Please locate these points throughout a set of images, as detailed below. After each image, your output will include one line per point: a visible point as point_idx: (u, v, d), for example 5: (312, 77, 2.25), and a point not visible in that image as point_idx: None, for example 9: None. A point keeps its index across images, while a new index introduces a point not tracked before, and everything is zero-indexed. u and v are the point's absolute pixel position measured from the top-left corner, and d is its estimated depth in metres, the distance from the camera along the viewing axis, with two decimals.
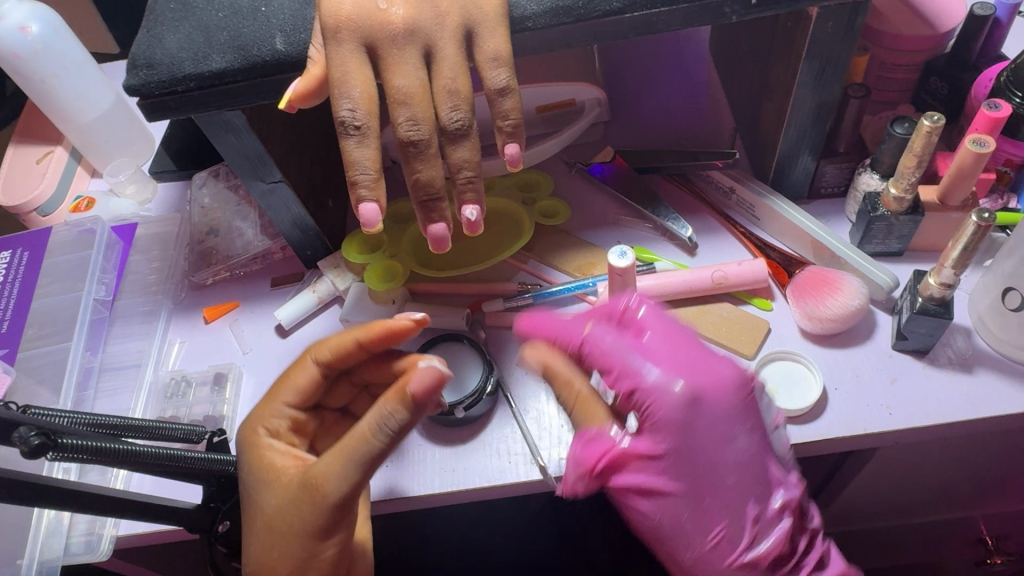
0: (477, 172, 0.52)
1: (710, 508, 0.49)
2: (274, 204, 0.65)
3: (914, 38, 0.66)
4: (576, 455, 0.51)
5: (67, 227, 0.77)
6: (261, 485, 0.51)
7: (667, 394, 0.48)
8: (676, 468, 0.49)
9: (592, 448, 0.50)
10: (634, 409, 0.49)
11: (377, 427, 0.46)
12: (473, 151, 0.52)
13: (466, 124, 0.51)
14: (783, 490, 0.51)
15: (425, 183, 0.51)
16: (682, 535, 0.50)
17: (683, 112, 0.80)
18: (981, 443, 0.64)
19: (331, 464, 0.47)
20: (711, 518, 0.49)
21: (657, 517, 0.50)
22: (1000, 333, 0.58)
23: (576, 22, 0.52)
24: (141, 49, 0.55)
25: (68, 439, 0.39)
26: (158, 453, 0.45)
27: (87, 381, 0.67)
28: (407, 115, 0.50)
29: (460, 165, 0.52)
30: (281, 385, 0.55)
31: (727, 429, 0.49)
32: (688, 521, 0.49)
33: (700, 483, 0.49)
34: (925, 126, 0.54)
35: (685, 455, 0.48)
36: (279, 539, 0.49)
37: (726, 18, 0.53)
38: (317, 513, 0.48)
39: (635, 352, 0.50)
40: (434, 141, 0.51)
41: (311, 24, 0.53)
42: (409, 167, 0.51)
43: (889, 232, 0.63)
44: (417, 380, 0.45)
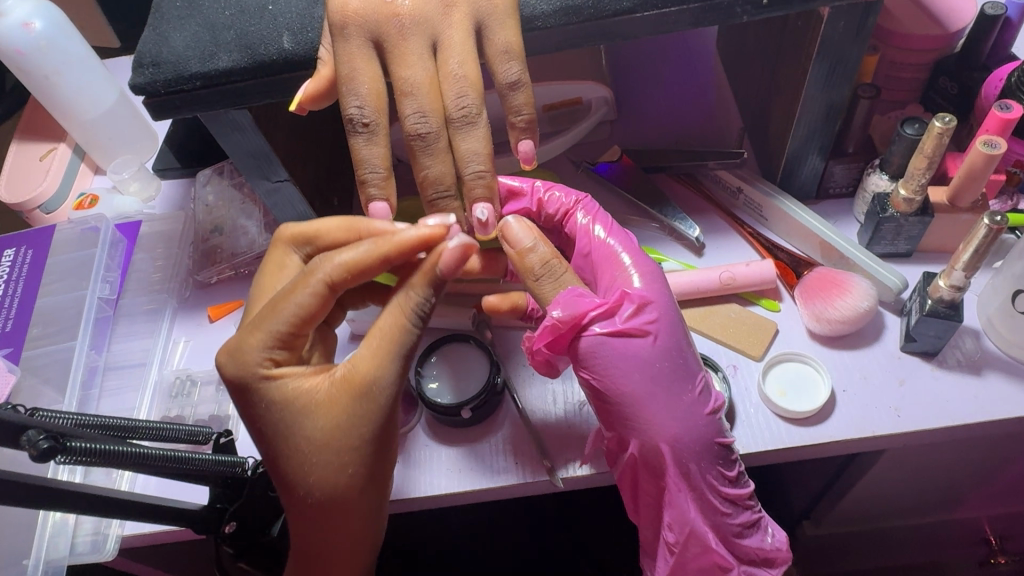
0: (487, 166, 0.50)
1: (688, 375, 0.48)
2: (279, 203, 0.65)
3: (924, 37, 0.66)
4: (566, 301, 0.48)
5: (71, 225, 0.76)
6: (299, 411, 0.48)
7: (633, 266, 0.51)
8: (658, 288, 0.50)
9: (577, 302, 0.48)
10: (610, 275, 0.52)
11: (414, 310, 0.49)
12: (484, 142, 0.50)
13: (472, 111, 0.49)
14: None
15: (433, 179, 0.50)
16: (672, 379, 0.47)
17: (690, 111, 0.79)
18: (988, 445, 0.64)
19: (375, 364, 0.48)
20: (690, 378, 0.48)
21: (639, 360, 0.47)
22: (1010, 336, 0.58)
23: (586, 22, 0.51)
24: (147, 47, 0.54)
25: (77, 442, 0.39)
26: (166, 456, 0.45)
27: (91, 380, 0.67)
28: (415, 107, 0.49)
29: (471, 159, 0.49)
30: (277, 309, 0.47)
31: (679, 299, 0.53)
32: (669, 373, 0.47)
33: (679, 342, 0.49)
34: (936, 127, 0.54)
35: (661, 291, 0.50)
36: (343, 459, 0.48)
37: (738, 19, 0.52)
38: (377, 415, 0.48)
39: (616, 228, 0.54)
40: (444, 135, 0.50)
41: (318, 23, 0.53)
42: (416, 162, 0.50)
43: (898, 233, 0.63)
44: (448, 258, 0.47)
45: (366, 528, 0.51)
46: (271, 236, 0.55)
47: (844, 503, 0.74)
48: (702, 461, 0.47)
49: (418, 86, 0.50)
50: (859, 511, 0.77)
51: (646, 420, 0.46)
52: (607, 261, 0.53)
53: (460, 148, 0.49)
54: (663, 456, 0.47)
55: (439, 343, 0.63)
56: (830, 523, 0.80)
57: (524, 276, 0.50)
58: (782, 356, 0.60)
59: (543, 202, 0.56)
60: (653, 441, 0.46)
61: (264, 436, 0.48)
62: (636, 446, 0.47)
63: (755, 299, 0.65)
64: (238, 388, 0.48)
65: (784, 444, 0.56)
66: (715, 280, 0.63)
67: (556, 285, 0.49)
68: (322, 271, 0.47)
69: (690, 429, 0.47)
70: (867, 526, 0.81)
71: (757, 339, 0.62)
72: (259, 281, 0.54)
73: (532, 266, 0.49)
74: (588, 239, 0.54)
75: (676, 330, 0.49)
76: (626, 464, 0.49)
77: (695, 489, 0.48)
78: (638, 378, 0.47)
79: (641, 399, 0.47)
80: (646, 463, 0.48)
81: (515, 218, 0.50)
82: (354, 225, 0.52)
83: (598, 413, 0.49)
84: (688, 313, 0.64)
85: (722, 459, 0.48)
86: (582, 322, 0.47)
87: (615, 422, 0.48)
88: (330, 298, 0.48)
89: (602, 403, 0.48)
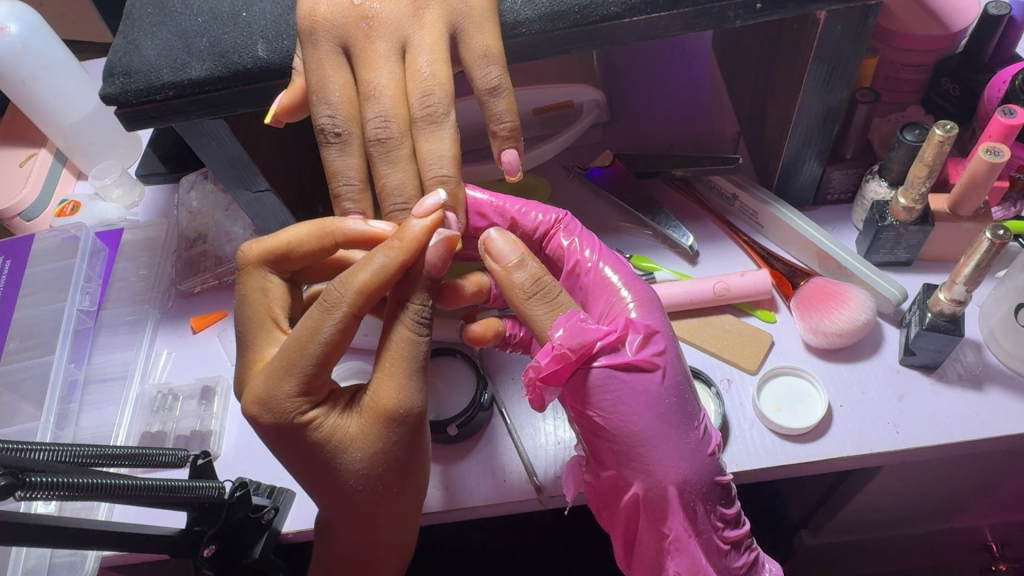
0: (451, 170, 0.47)
1: (692, 412, 0.47)
2: (261, 212, 0.63)
3: (924, 38, 0.64)
4: (573, 326, 0.45)
5: (51, 233, 0.75)
6: (338, 447, 0.45)
7: (630, 295, 0.50)
8: (660, 319, 0.49)
9: (584, 328, 0.45)
10: (606, 301, 0.50)
11: (415, 318, 0.45)
12: (449, 144, 0.47)
13: (438, 110, 0.47)
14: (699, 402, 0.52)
15: (393, 187, 0.48)
16: (679, 416, 0.46)
17: (684, 114, 0.78)
18: (990, 458, 0.62)
19: (403, 389, 0.45)
20: (694, 415, 0.47)
21: (647, 396, 0.45)
22: (1013, 349, 0.56)
23: (572, 28, 0.49)
24: (118, 56, 0.52)
25: (36, 476, 0.38)
26: (135, 485, 0.43)
27: (71, 394, 0.66)
28: (377, 111, 0.47)
29: (433, 161, 0.47)
30: (299, 351, 0.44)
31: None
32: (676, 410, 0.46)
33: (684, 378, 0.47)
34: (936, 135, 0.52)
35: (663, 321, 0.49)
36: (384, 483, 0.46)
37: (730, 23, 0.50)
38: (410, 437, 0.46)
39: (605, 251, 0.52)
40: (407, 140, 0.48)
41: (293, 29, 0.51)
42: (375, 171, 0.48)
43: (898, 242, 0.61)
44: (432, 253, 0.46)
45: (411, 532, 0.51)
46: (238, 264, 0.51)
47: (842, 514, 0.72)
48: (706, 502, 0.46)
49: (390, 92, 0.48)
50: (858, 521, 0.75)
51: (653, 461, 0.45)
52: (600, 288, 0.51)
53: (423, 151, 0.47)
54: (670, 498, 0.45)
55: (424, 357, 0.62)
56: (829, 533, 0.78)
57: (514, 299, 0.46)
58: (776, 371, 0.59)
59: (517, 220, 0.54)
60: (659, 483, 0.45)
61: (308, 471, 0.46)
62: (641, 489, 0.45)
63: (750, 309, 0.63)
64: (267, 434, 0.45)
65: (779, 463, 0.54)
66: (709, 291, 0.62)
67: (550, 308, 0.46)
68: (343, 300, 0.44)
69: (696, 470, 0.45)
70: (866, 536, 0.79)
71: (753, 352, 0.60)
72: (242, 309, 0.50)
73: (520, 285, 0.46)
74: (574, 259, 0.52)
75: (680, 364, 0.48)
76: (627, 507, 0.47)
77: (699, 534, 0.46)
78: (647, 416, 0.45)
79: (649, 437, 0.45)
80: (649, 506, 0.46)
81: (500, 233, 0.47)
82: (327, 229, 0.49)
83: (600, 451, 0.47)
84: (680, 324, 0.62)
85: (722, 497, 0.48)
86: (589, 353, 0.45)
87: (619, 463, 0.46)
88: (354, 324, 0.45)
89: (605, 442, 0.46)
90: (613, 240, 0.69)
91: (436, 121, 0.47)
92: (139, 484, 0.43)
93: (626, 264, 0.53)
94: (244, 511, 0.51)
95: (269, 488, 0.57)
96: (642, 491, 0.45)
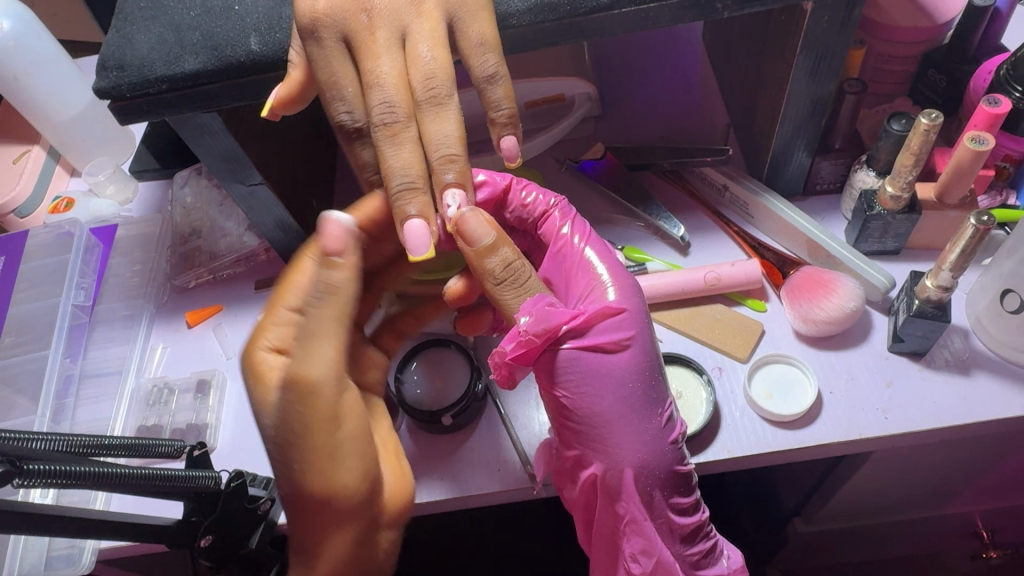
0: (460, 148, 0.46)
1: (659, 397, 0.47)
2: (255, 206, 0.64)
3: (911, 29, 0.64)
4: (537, 312, 0.46)
5: (46, 229, 0.75)
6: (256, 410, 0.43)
7: (611, 279, 0.50)
8: (638, 307, 0.49)
9: (549, 313, 0.47)
10: (585, 286, 0.51)
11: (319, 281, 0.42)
12: (456, 123, 0.47)
13: (442, 92, 0.47)
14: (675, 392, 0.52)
15: (400, 170, 0.46)
16: (643, 401, 0.47)
17: (675, 106, 0.78)
18: (978, 443, 0.63)
19: (313, 357, 0.42)
20: (661, 402, 0.48)
21: (611, 379, 0.46)
22: (998, 335, 0.56)
23: (562, 20, 0.50)
24: (111, 49, 0.53)
25: (35, 464, 0.38)
26: (135, 473, 0.43)
27: (67, 389, 0.66)
28: (382, 97, 0.47)
29: (442, 142, 0.46)
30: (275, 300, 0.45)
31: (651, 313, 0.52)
32: (640, 395, 0.47)
33: (654, 362, 0.48)
34: (922, 124, 0.53)
35: (641, 306, 0.49)
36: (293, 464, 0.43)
37: (719, 14, 0.51)
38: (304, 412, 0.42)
39: (593, 236, 0.53)
40: (414, 124, 0.47)
41: (286, 23, 0.52)
42: (382, 156, 0.47)
43: (886, 231, 0.61)
44: (414, 236, 0.45)
45: (351, 538, 0.45)
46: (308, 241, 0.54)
47: (833, 502, 0.73)
48: (663, 488, 0.47)
49: (394, 80, 0.47)
50: (849, 509, 0.76)
51: (612, 443, 0.46)
52: (583, 270, 0.51)
53: (430, 132, 0.46)
54: (626, 480, 0.46)
55: (417, 351, 0.62)
56: (822, 521, 0.79)
57: (485, 280, 0.48)
58: (768, 358, 0.59)
59: (522, 203, 0.55)
60: (618, 464, 0.46)
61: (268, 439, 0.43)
62: (600, 469, 0.47)
63: (741, 299, 0.64)
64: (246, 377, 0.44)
65: (771, 448, 0.55)
66: (701, 280, 0.62)
67: (519, 292, 0.48)
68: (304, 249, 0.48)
69: (656, 454, 0.46)
70: (858, 523, 0.80)
71: (744, 340, 0.61)
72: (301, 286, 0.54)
73: (495, 268, 0.47)
74: (560, 239, 0.53)
75: (653, 348, 0.48)
76: (586, 486, 0.48)
77: (656, 518, 0.48)
78: (610, 398, 0.46)
79: (610, 419, 0.46)
80: (606, 486, 0.47)
81: (472, 213, 0.46)
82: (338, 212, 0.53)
83: (565, 431, 0.48)
84: (672, 314, 0.63)
85: (683, 482, 0.48)
86: (554, 336, 0.47)
87: (582, 441, 0.47)
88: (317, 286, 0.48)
89: (569, 421, 0.47)
90: (605, 232, 0.69)
91: (442, 101, 0.46)
92: (136, 473, 0.43)
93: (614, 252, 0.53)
94: (241, 500, 0.52)
95: (266, 479, 0.57)
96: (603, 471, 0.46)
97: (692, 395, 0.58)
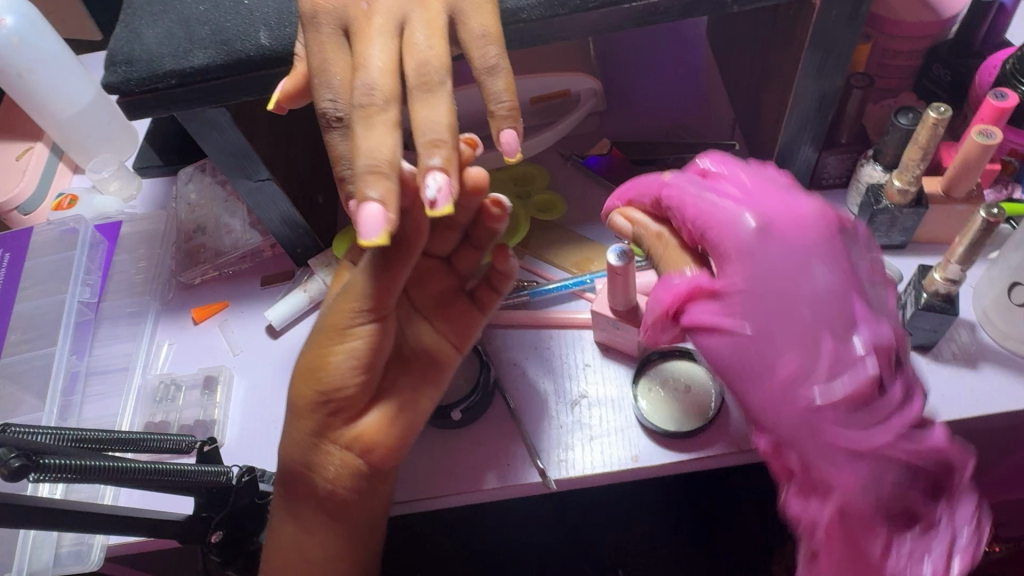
0: (447, 135, 0.42)
1: (782, 353, 0.41)
2: (262, 202, 0.63)
3: (916, 24, 0.65)
4: (656, 296, 0.45)
5: (49, 226, 0.75)
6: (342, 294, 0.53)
7: (738, 215, 0.43)
8: (744, 262, 0.42)
9: (671, 282, 0.45)
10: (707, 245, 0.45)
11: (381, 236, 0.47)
12: (446, 111, 0.43)
13: (435, 79, 0.45)
14: (876, 329, 0.41)
15: (371, 151, 0.41)
16: (760, 362, 0.41)
17: (680, 101, 0.79)
18: (984, 437, 0.63)
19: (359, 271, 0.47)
20: (815, 345, 0.40)
21: (724, 342, 0.42)
22: (1005, 328, 0.57)
23: (571, 14, 0.50)
24: (120, 45, 0.53)
25: (51, 459, 0.38)
26: (146, 467, 0.44)
27: (73, 385, 0.66)
28: (366, 80, 0.44)
29: (428, 128, 0.42)
30: None
31: (804, 258, 0.42)
32: (756, 359, 0.41)
33: (776, 302, 0.41)
34: (930, 118, 0.53)
35: (750, 244, 0.42)
36: (319, 366, 0.48)
37: (728, 8, 0.51)
38: (337, 320, 0.48)
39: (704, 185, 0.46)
40: (394, 108, 0.44)
41: (295, 17, 0.52)
42: (355, 137, 0.43)
43: (892, 225, 0.62)
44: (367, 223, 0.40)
45: (308, 428, 0.50)
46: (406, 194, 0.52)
47: None
48: (833, 447, 0.41)
49: (383, 66, 0.45)
50: None
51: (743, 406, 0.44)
52: (701, 223, 0.45)
53: (417, 117, 0.43)
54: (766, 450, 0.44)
55: None
56: None
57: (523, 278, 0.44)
58: None
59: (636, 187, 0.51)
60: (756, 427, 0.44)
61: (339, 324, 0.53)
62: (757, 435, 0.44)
63: None
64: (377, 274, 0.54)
65: None
66: None
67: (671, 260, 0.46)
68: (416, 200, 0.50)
69: (785, 415, 0.41)
70: None
71: None
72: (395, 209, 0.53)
73: (654, 249, 0.48)
74: (682, 200, 0.46)
75: (767, 290, 0.41)
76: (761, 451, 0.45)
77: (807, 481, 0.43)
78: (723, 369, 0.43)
79: (733, 382, 0.43)
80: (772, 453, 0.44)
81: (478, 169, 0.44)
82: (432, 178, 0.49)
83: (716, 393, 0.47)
84: None
85: (880, 417, 0.41)
86: (670, 313, 0.45)
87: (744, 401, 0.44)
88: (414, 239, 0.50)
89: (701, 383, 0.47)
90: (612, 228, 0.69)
91: (432, 89, 0.44)
92: (147, 468, 0.44)
93: (789, 202, 0.44)
94: (250, 496, 0.51)
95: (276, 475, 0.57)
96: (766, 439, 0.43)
97: (700, 390, 0.58)
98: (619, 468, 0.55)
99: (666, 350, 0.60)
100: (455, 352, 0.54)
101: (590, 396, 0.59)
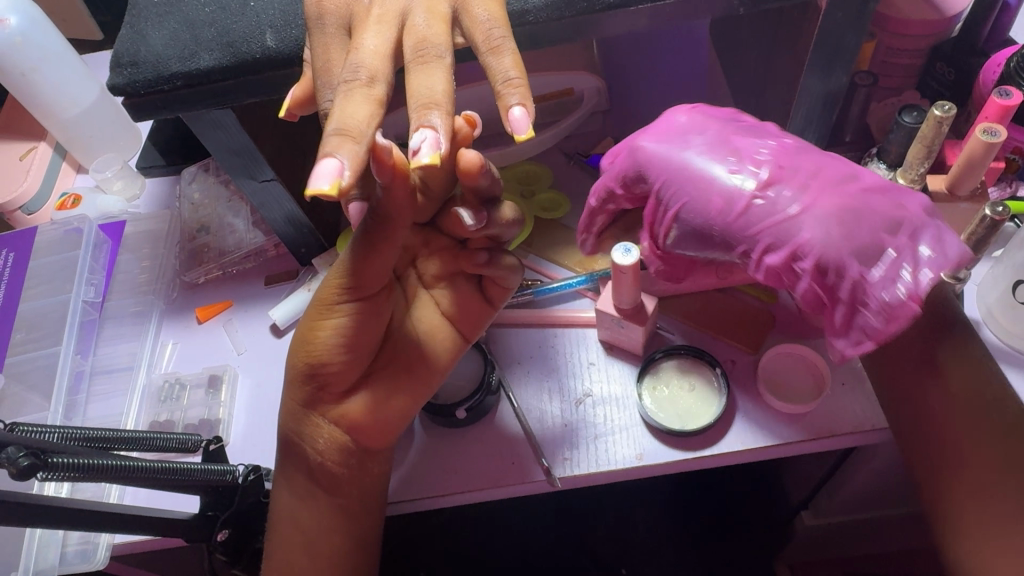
0: (442, 95, 0.39)
1: (717, 200, 0.48)
2: (266, 201, 0.63)
3: (920, 22, 0.65)
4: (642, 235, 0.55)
5: (53, 226, 0.74)
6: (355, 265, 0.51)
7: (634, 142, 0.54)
8: (650, 163, 0.52)
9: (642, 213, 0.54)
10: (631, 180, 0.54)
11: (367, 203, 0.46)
12: (443, 78, 0.41)
13: (432, 53, 0.43)
14: (758, 149, 0.49)
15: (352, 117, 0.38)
16: (708, 211, 0.49)
17: (683, 100, 0.78)
18: None
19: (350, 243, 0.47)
20: (718, 173, 0.49)
21: (692, 223, 0.50)
22: (1011, 326, 0.57)
23: (576, 15, 0.50)
24: (125, 46, 0.53)
25: (59, 457, 0.38)
26: (152, 465, 0.44)
27: (78, 385, 0.66)
28: (356, 60, 0.42)
29: (423, 90, 0.40)
30: None
31: (678, 142, 0.52)
32: (698, 209, 0.49)
33: (683, 171, 0.50)
34: (935, 115, 0.53)
35: (642, 151, 0.53)
36: (310, 338, 0.48)
37: (733, 8, 0.51)
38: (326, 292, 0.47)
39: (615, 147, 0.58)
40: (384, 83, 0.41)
41: (301, 18, 0.51)
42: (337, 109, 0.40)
43: None
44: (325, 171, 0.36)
45: (299, 396, 0.50)
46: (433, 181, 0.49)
47: (842, 496, 0.73)
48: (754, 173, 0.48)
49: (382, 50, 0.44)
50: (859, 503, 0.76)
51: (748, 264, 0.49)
52: (622, 157, 0.55)
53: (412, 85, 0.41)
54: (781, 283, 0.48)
55: None
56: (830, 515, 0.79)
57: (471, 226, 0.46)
58: (780, 349, 0.59)
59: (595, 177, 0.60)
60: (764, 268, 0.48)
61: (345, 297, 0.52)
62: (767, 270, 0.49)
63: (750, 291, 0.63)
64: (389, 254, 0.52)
65: (783, 440, 0.55)
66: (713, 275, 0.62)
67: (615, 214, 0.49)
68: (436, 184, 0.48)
69: (761, 232, 0.47)
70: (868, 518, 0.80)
71: (756, 333, 0.61)
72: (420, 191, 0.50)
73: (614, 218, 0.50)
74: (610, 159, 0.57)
75: (674, 166, 0.50)
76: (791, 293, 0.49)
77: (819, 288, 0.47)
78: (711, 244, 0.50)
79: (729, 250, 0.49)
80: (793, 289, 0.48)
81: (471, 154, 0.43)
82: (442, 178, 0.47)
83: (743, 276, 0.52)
84: (683, 307, 0.63)
85: (804, 185, 0.47)
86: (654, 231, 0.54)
87: (731, 256, 0.49)
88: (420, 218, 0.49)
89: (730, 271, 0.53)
90: None
91: (427, 60, 0.42)
92: (153, 466, 0.44)
93: (665, 121, 0.54)
94: (255, 495, 0.52)
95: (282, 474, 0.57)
96: (756, 260, 0.47)
97: (705, 388, 0.58)
98: (623, 467, 0.55)
99: (670, 348, 0.60)
100: (465, 343, 0.52)
101: (594, 394, 0.59)
